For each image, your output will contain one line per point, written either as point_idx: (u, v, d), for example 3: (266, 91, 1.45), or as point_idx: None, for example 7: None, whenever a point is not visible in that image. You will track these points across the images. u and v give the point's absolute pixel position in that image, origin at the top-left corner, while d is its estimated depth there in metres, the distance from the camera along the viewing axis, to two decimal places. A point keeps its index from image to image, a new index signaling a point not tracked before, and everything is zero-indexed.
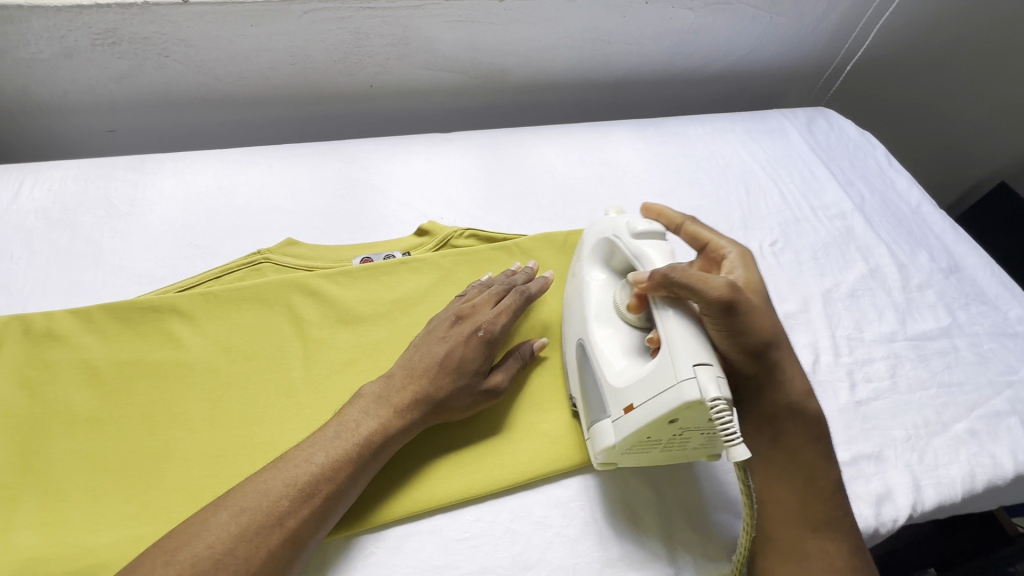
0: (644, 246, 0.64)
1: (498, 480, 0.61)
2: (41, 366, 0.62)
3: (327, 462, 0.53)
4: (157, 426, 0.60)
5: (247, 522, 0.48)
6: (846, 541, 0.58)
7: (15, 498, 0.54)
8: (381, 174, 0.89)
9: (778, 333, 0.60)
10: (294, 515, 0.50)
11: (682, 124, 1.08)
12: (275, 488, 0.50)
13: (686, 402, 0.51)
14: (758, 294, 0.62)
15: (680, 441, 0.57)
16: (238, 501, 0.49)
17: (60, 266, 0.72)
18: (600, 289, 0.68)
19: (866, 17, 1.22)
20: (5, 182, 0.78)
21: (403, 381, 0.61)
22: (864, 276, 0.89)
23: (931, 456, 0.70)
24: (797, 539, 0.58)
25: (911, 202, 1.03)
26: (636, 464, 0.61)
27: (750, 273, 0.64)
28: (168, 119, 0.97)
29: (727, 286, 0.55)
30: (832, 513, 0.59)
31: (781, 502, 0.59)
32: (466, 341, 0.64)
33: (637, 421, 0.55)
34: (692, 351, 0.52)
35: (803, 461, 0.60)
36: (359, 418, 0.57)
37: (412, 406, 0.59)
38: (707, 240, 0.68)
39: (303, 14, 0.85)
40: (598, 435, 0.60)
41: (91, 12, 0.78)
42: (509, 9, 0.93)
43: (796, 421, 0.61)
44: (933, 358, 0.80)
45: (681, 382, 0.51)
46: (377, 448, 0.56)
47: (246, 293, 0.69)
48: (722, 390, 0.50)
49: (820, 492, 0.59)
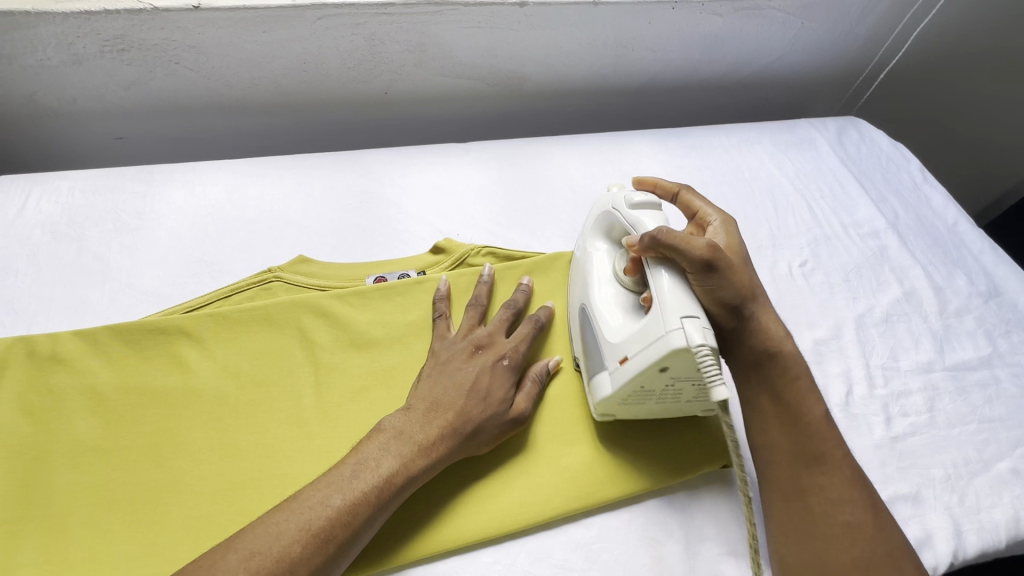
0: (641, 216, 0.63)
1: (518, 521, 0.58)
2: (45, 392, 0.60)
3: (343, 505, 0.50)
4: (164, 457, 0.58)
5: (258, 568, 0.45)
6: (842, 474, 0.57)
7: (16, 535, 0.53)
8: (395, 187, 0.86)
9: (755, 288, 0.61)
10: (306, 561, 0.46)
11: (706, 135, 1.04)
12: (288, 532, 0.47)
13: (673, 350, 0.52)
14: (736, 255, 0.64)
15: (674, 392, 0.59)
16: (248, 544, 0.46)
17: (67, 283, 0.70)
18: (601, 260, 0.68)
19: (902, 23, 1.16)
20: (12, 194, 0.76)
21: (426, 416, 0.58)
22: (899, 299, 0.85)
23: (973, 498, 0.67)
24: (794, 478, 0.58)
25: (947, 219, 0.98)
26: (633, 414, 0.63)
27: (731, 238, 0.65)
28: (177, 127, 0.94)
29: (709, 246, 0.56)
30: (823, 448, 0.58)
31: (773, 446, 0.60)
32: (491, 370, 0.62)
33: (629, 371, 0.57)
34: (681, 304, 0.54)
35: (788, 400, 0.60)
36: (378, 456, 0.54)
37: (437, 442, 0.56)
38: (697, 208, 0.70)
39: (316, 20, 0.82)
40: (597, 386, 0.62)
41: (100, 18, 0.75)
42: (530, 15, 0.89)
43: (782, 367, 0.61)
44: (973, 391, 0.76)
45: (668, 333, 0.53)
46: (397, 489, 0.53)
47: (255, 314, 0.67)
48: (707, 339, 0.52)
49: (808, 429, 0.59)
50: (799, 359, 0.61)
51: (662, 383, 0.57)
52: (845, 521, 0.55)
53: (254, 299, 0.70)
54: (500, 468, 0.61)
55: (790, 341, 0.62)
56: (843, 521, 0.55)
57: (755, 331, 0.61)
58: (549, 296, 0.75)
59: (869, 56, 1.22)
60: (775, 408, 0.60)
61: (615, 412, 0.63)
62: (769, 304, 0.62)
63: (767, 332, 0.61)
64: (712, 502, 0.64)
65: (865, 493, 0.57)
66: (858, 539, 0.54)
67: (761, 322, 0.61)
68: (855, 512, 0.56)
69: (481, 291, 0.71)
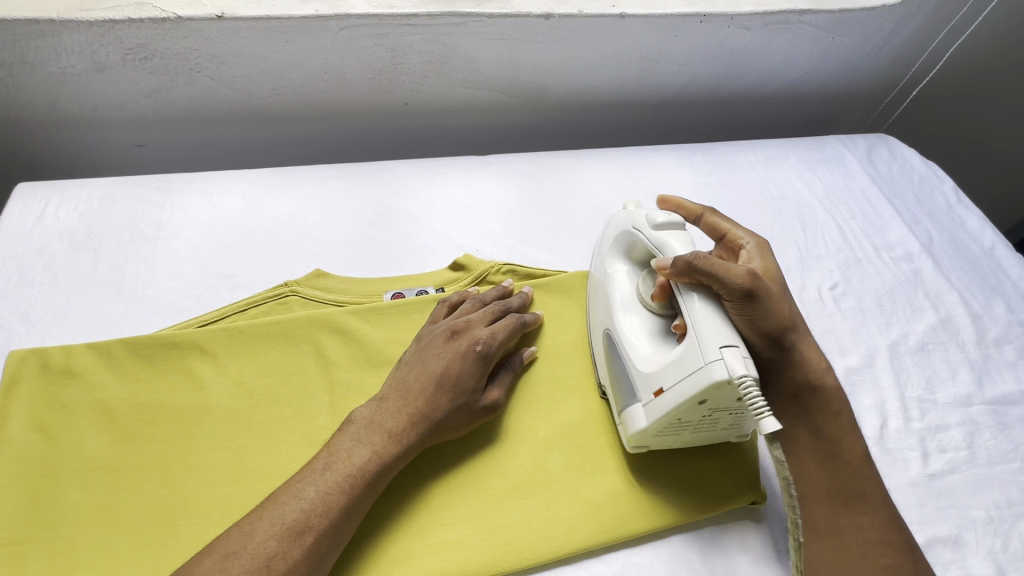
0: (665, 237, 0.61)
1: (526, 551, 0.56)
2: (57, 408, 0.58)
3: (317, 497, 0.50)
4: (174, 477, 0.56)
5: (234, 568, 0.45)
6: (881, 515, 0.55)
7: (22, 555, 0.51)
8: (414, 200, 0.85)
9: (795, 317, 0.59)
10: (285, 555, 0.47)
11: (731, 151, 1.01)
12: (261, 529, 0.48)
13: (714, 382, 0.50)
14: (776, 282, 0.61)
15: (711, 422, 0.57)
16: (223, 546, 0.46)
17: (82, 294, 0.69)
18: (623, 282, 0.66)
19: (937, 40, 1.13)
20: (31, 202, 0.76)
21: (396, 404, 0.57)
22: (935, 327, 0.81)
23: (1017, 543, 0.63)
24: (831, 516, 0.55)
25: (983, 242, 0.94)
26: (666, 445, 0.61)
27: (767, 262, 0.63)
28: (196, 136, 0.94)
29: (748, 274, 0.55)
30: (862, 486, 0.55)
31: (809, 479, 0.56)
32: (463, 356, 0.61)
33: (666, 404, 0.54)
34: (721, 333, 0.52)
35: (827, 434, 0.57)
36: (350, 447, 0.54)
37: (405, 430, 0.56)
38: (726, 231, 0.67)
39: (339, 30, 0.81)
40: (629, 418, 0.60)
41: (124, 27, 0.75)
42: (555, 27, 0.88)
43: (820, 401, 0.58)
44: (1015, 427, 0.72)
45: (709, 364, 0.51)
46: (369, 479, 0.53)
47: (269, 329, 0.65)
48: (749, 368, 0.50)
49: (848, 465, 0.56)
50: (841, 394, 0.59)
51: (701, 415, 0.55)
52: (885, 563, 0.53)
53: (269, 314, 0.69)
54: (504, 494, 0.59)
55: (832, 373, 0.59)
56: (882, 564, 0.53)
57: (797, 363, 0.58)
58: (570, 316, 0.73)
59: (900, 73, 1.19)
60: (813, 441, 0.57)
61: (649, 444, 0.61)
62: (810, 333, 0.60)
63: (808, 364, 0.58)
64: (740, 540, 0.61)
65: (902, 535, 0.55)
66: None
67: (802, 354, 0.58)
68: (893, 556, 0.53)
69: (491, 292, 0.70)
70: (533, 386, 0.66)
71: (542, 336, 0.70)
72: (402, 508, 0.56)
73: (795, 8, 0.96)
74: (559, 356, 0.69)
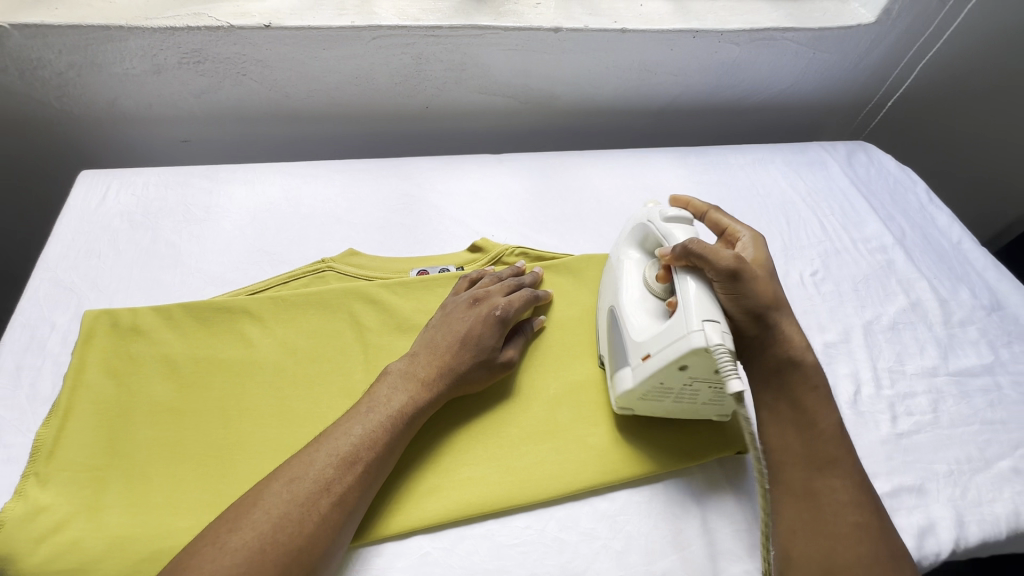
0: (673, 228, 0.69)
1: (541, 488, 0.63)
2: (127, 358, 0.66)
3: (364, 434, 0.58)
4: (231, 420, 0.64)
5: (299, 488, 0.53)
6: (851, 479, 0.61)
7: (102, 481, 0.58)
8: (435, 191, 0.94)
9: (779, 300, 0.67)
10: (340, 480, 0.54)
11: (722, 153, 1.11)
12: (320, 458, 0.55)
13: (693, 348, 0.57)
14: (764, 268, 0.69)
15: (691, 393, 0.63)
16: (288, 472, 0.54)
17: (143, 266, 0.78)
18: (630, 267, 0.73)
19: (909, 57, 1.23)
20: (95, 186, 0.85)
21: (426, 360, 0.66)
22: (905, 309, 0.90)
23: (974, 492, 0.71)
24: (806, 480, 0.61)
25: (952, 238, 1.03)
26: (650, 412, 0.67)
27: (759, 253, 0.72)
28: (235, 133, 1.03)
29: (736, 259, 0.62)
30: (836, 453, 0.62)
31: (788, 447, 0.63)
32: (482, 319, 0.69)
33: (649, 368, 0.61)
34: (704, 308, 0.59)
35: (805, 407, 0.64)
36: (388, 394, 0.62)
37: (436, 379, 0.64)
38: (727, 226, 0.76)
39: (371, 39, 0.91)
40: (618, 381, 0.67)
41: (182, 34, 0.85)
42: (563, 40, 0.98)
43: (800, 376, 0.65)
44: (975, 396, 0.81)
45: (690, 333, 0.58)
46: (407, 420, 0.61)
47: (311, 298, 0.74)
48: (725, 341, 0.57)
49: (821, 435, 0.63)
50: (818, 370, 0.66)
51: (681, 382, 0.62)
52: (853, 521, 0.58)
53: (308, 285, 0.78)
54: (520, 440, 0.67)
55: (810, 352, 0.66)
56: (852, 520, 0.58)
57: (776, 341, 0.65)
58: (576, 293, 0.82)
59: (877, 86, 1.29)
60: (792, 412, 0.64)
61: (634, 407, 0.67)
62: (791, 315, 0.67)
63: (789, 342, 0.66)
64: (728, 485, 0.69)
65: (869, 497, 0.60)
66: (866, 539, 0.57)
67: (782, 332, 0.65)
68: (862, 514, 0.59)
69: (507, 271, 0.79)
70: (542, 349, 0.75)
71: (551, 309, 0.79)
72: (432, 449, 0.65)
73: (778, 26, 1.06)
74: (566, 326, 0.78)
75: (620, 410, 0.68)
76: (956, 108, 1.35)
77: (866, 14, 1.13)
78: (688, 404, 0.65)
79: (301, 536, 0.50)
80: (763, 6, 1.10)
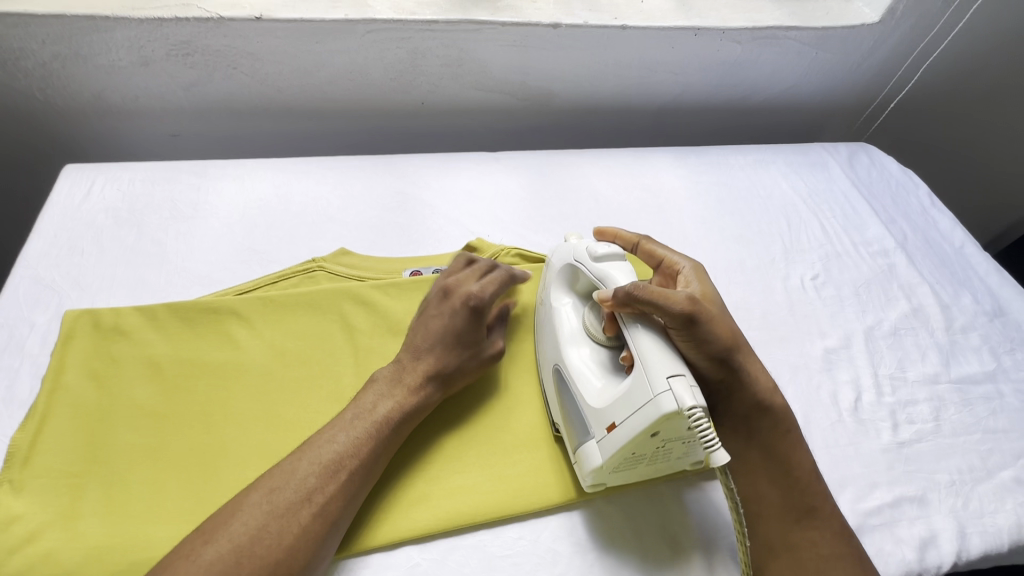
0: (608, 268, 0.64)
1: (533, 497, 0.62)
2: (108, 360, 0.64)
3: (348, 442, 0.56)
4: (215, 424, 0.62)
5: (280, 499, 0.51)
6: (831, 528, 0.59)
7: (79, 488, 0.56)
8: (429, 189, 0.92)
9: (738, 338, 0.63)
10: (322, 490, 0.52)
11: (723, 153, 1.10)
12: (302, 467, 0.53)
13: (664, 414, 0.51)
14: (714, 304, 0.65)
15: (664, 454, 0.57)
16: (268, 482, 0.52)
17: (127, 264, 0.75)
18: (569, 315, 0.68)
19: (912, 58, 1.22)
20: (79, 181, 0.82)
21: (410, 362, 0.64)
22: (906, 315, 0.89)
23: (976, 503, 0.70)
24: (783, 533, 0.59)
25: (953, 242, 1.02)
26: (623, 481, 0.61)
27: (705, 285, 0.67)
28: (226, 127, 1.00)
29: (688, 299, 0.57)
30: (813, 502, 0.60)
31: (764, 498, 0.61)
32: (459, 314, 0.67)
33: (618, 440, 0.55)
34: (665, 364, 0.53)
35: (778, 454, 0.62)
36: (375, 401, 0.60)
37: (421, 385, 0.62)
38: (663, 257, 0.71)
39: (365, 33, 0.88)
40: (584, 457, 0.60)
41: (170, 25, 0.82)
42: (562, 36, 0.96)
43: (769, 420, 0.63)
44: (977, 404, 0.79)
45: (658, 396, 0.52)
46: (393, 426, 0.59)
47: (298, 298, 0.72)
48: (697, 398, 0.51)
49: (798, 483, 0.61)
50: (786, 412, 0.64)
51: (653, 447, 0.56)
52: None
53: (298, 285, 0.75)
54: (512, 447, 0.65)
55: (778, 393, 0.64)
56: None
57: (743, 384, 0.62)
58: None
59: (879, 87, 1.28)
60: (766, 461, 0.62)
61: (606, 480, 0.60)
62: (752, 352, 0.64)
63: (754, 384, 0.62)
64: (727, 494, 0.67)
65: (851, 546, 0.59)
66: None
67: (748, 374, 0.62)
68: (845, 567, 0.57)
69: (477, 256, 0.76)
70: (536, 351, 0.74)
71: None
72: (423, 454, 0.63)
73: (781, 24, 1.04)
74: None
75: (592, 487, 0.60)
76: (958, 110, 1.33)
77: (870, 13, 1.12)
78: (662, 465, 0.59)
79: (279, 549, 0.48)
80: (766, 4, 1.08)
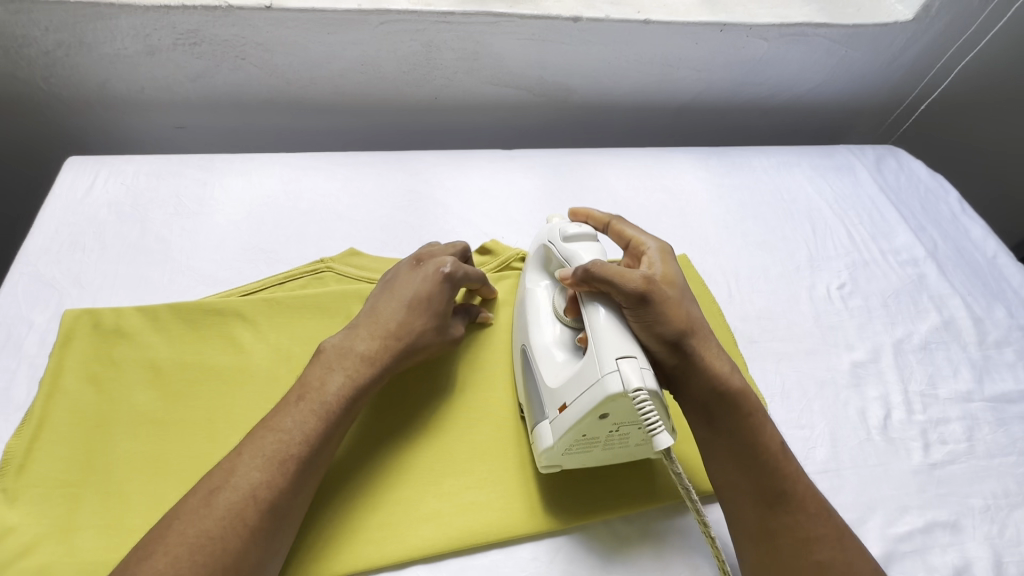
0: (577, 249, 0.61)
1: (551, 514, 0.59)
2: (108, 363, 0.62)
3: (296, 428, 0.51)
4: (218, 431, 0.59)
5: (220, 501, 0.46)
6: (807, 509, 0.54)
7: (76, 497, 0.54)
8: (442, 188, 0.89)
9: (695, 321, 0.58)
10: (268, 484, 0.48)
11: (747, 155, 1.06)
12: (243, 463, 0.48)
13: (609, 396, 0.49)
14: (675, 287, 0.60)
15: (619, 439, 0.55)
16: (206, 484, 0.47)
17: (129, 261, 0.73)
18: (539, 297, 0.65)
19: (947, 57, 1.17)
20: (82, 173, 0.80)
21: (366, 331, 0.59)
22: (938, 328, 0.85)
23: (1013, 530, 0.66)
24: (760, 520, 0.54)
25: (986, 251, 0.97)
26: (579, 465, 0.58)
27: (668, 267, 0.62)
28: (234, 119, 0.97)
29: (643, 279, 0.55)
30: (784, 485, 0.55)
31: (735, 484, 0.55)
32: (431, 279, 0.64)
33: (568, 420, 0.53)
34: (616, 345, 0.51)
35: (743, 437, 0.56)
36: (322, 377, 0.55)
37: (379, 352, 0.58)
38: (631, 237, 0.67)
39: (379, 25, 0.85)
40: (537, 437, 0.57)
41: (177, 13, 0.79)
42: (583, 30, 0.92)
43: (730, 404, 0.57)
44: (1014, 424, 0.76)
45: (605, 376, 0.50)
46: (345, 404, 0.54)
47: (306, 301, 0.69)
48: (645, 381, 0.49)
49: (767, 465, 0.55)
50: (749, 395, 0.58)
51: (605, 431, 0.53)
52: (815, 560, 0.52)
53: (306, 287, 0.73)
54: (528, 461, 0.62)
55: (738, 375, 0.58)
56: (815, 560, 0.52)
57: (700, 370, 0.57)
58: None
59: (908, 88, 1.23)
60: (732, 448, 0.56)
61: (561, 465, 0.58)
62: (713, 336, 0.59)
63: (713, 370, 0.57)
64: None
65: (830, 525, 0.54)
66: None
67: (705, 359, 0.57)
68: (824, 548, 0.53)
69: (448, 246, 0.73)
70: None
71: None
72: (435, 469, 0.60)
73: (811, 21, 1.00)
74: None
75: (546, 470, 0.58)
76: (988, 111, 1.28)
77: (903, 11, 1.07)
78: (618, 451, 0.56)
79: (223, 557, 0.43)
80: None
